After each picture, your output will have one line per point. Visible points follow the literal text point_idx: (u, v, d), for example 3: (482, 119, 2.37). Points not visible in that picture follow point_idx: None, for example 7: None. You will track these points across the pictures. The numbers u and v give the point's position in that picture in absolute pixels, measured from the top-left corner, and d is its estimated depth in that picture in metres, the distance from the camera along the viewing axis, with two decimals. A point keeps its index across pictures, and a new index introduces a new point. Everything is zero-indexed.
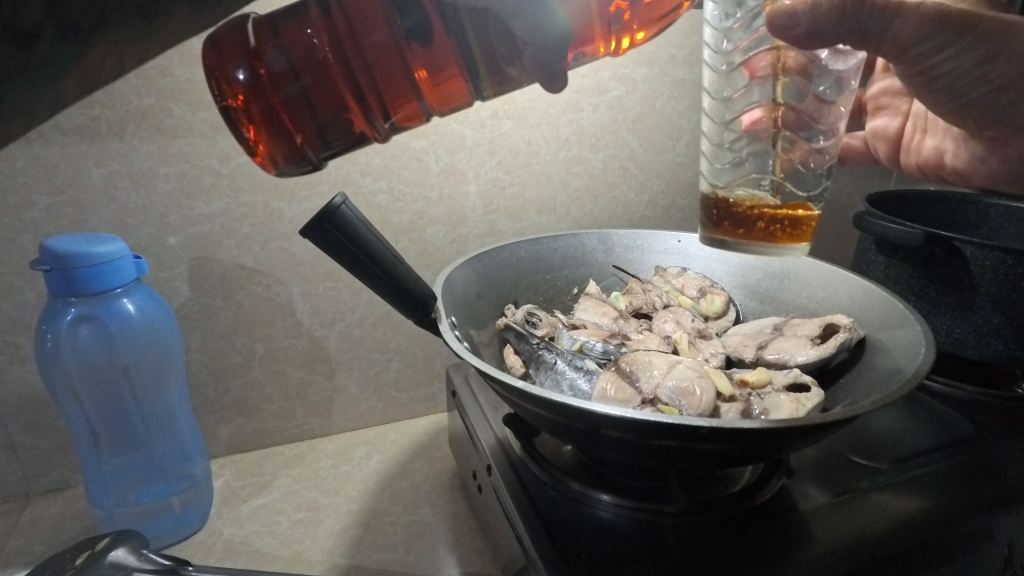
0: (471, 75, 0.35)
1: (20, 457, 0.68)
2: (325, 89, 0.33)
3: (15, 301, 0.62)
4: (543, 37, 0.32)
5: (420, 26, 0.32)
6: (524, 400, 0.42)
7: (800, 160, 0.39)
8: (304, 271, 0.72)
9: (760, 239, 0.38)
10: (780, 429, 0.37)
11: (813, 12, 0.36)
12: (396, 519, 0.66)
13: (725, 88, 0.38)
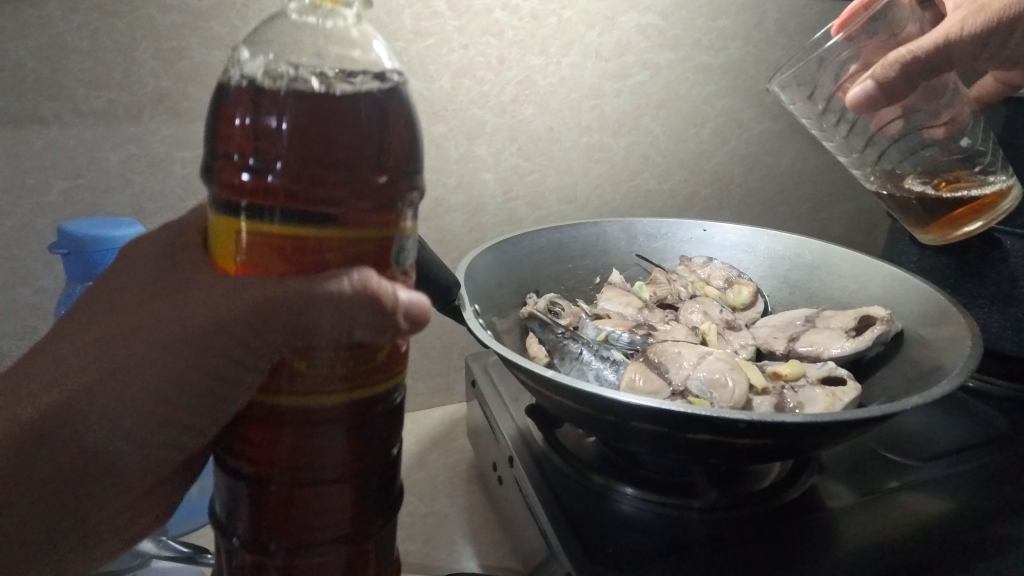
0: (341, 407, 0.31)
1: None
2: (309, 548, 0.33)
3: (34, 286, 0.62)
4: (315, 318, 0.28)
5: (284, 431, 0.31)
6: (551, 390, 0.41)
7: (951, 136, 0.53)
8: None
9: (951, 222, 0.53)
10: (819, 424, 0.36)
11: (882, 81, 0.48)
12: (413, 510, 0.65)
13: (855, 144, 0.56)
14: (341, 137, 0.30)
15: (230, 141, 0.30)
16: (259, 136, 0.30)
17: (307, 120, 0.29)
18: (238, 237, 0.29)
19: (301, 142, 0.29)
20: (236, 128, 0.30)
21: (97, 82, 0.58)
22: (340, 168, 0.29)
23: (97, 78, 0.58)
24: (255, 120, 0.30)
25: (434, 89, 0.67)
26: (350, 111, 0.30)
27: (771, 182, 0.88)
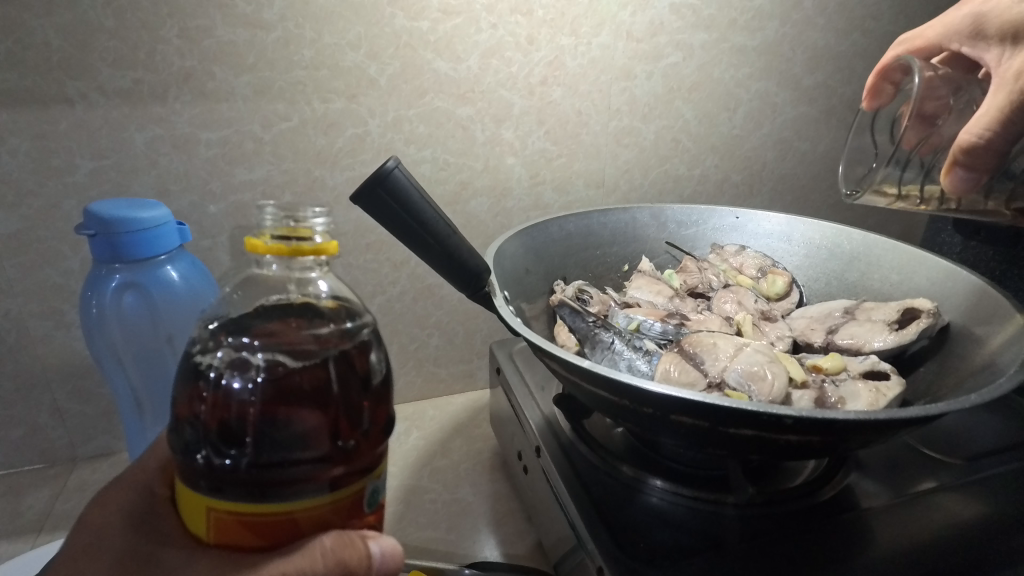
0: None
1: (65, 421, 0.69)
2: None
3: (60, 267, 0.62)
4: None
5: None
6: (586, 381, 0.40)
7: None
8: (346, 242, 0.70)
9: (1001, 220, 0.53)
10: (872, 422, 0.34)
11: (970, 173, 0.46)
12: (436, 497, 0.65)
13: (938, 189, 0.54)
14: (307, 415, 0.32)
15: (201, 432, 0.31)
16: (230, 421, 0.31)
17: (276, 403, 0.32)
18: (207, 515, 0.30)
19: (271, 424, 0.31)
20: (206, 412, 0.32)
21: (122, 62, 0.57)
22: (305, 439, 0.31)
23: (122, 57, 0.57)
24: (228, 402, 0.32)
25: (461, 70, 0.66)
26: (311, 388, 0.33)
27: (805, 168, 0.86)
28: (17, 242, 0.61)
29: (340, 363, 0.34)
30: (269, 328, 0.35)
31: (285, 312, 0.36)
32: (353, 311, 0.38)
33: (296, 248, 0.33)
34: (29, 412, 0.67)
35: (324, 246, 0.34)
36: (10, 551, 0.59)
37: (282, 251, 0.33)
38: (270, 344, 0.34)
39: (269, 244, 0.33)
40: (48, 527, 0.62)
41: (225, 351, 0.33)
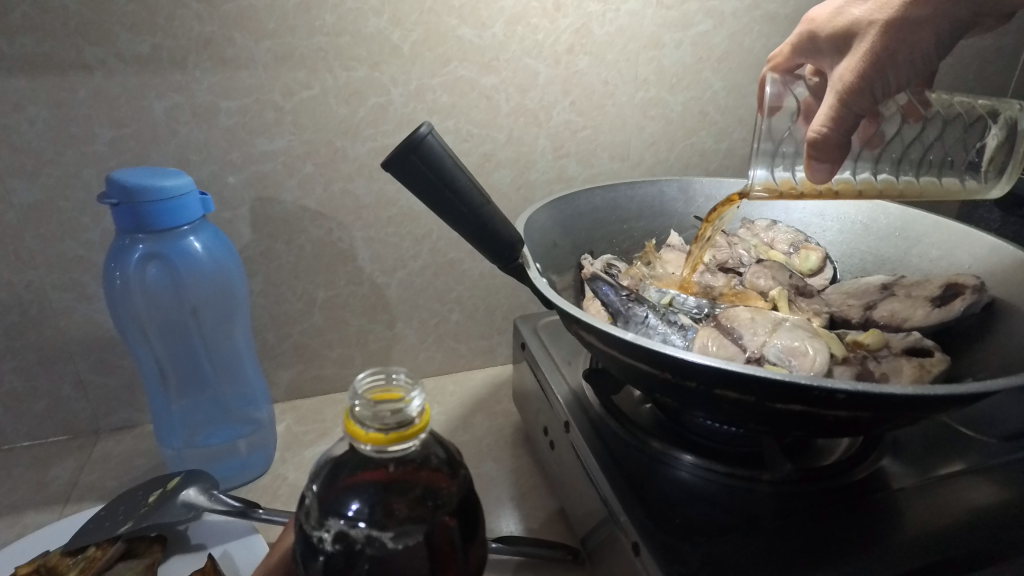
0: None
1: (88, 393, 0.69)
2: None
3: (81, 238, 0.62)
4: None
5: None
6: (626, 354, 0.39)
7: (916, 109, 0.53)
8: (367, 215, 0.69)
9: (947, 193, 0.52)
10: (929, 397, 0.33)
11: (824, 162, 0.46)
12: None
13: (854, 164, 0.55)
14: None
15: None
16: None
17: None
18: None
19: None
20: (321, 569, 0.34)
21: (141, 27, 0.56)
22: None
23: (141, 22, 0.56)
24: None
25: (485, 37, 0.64)
26: (414, 564, 0.34)
27: None
28: (37, 212, 0.60)
29: (440, 531, 0.35)
30: (374, 496, 0.34)
31: (382, 480, 0.35)
32: (450, 469, 0.37)
33: (393, 437, 0.33)
34: (53, 383, 0.67)
35: (417, 426, 0.33)
36: (38, 520, 0.60)
37: (380, 440, 0.33)
38: (374, 507, 0.34)
39: (367, 434, 0.33)
40: (75, 498, 0.62)
41: (337, 521, 0.34)
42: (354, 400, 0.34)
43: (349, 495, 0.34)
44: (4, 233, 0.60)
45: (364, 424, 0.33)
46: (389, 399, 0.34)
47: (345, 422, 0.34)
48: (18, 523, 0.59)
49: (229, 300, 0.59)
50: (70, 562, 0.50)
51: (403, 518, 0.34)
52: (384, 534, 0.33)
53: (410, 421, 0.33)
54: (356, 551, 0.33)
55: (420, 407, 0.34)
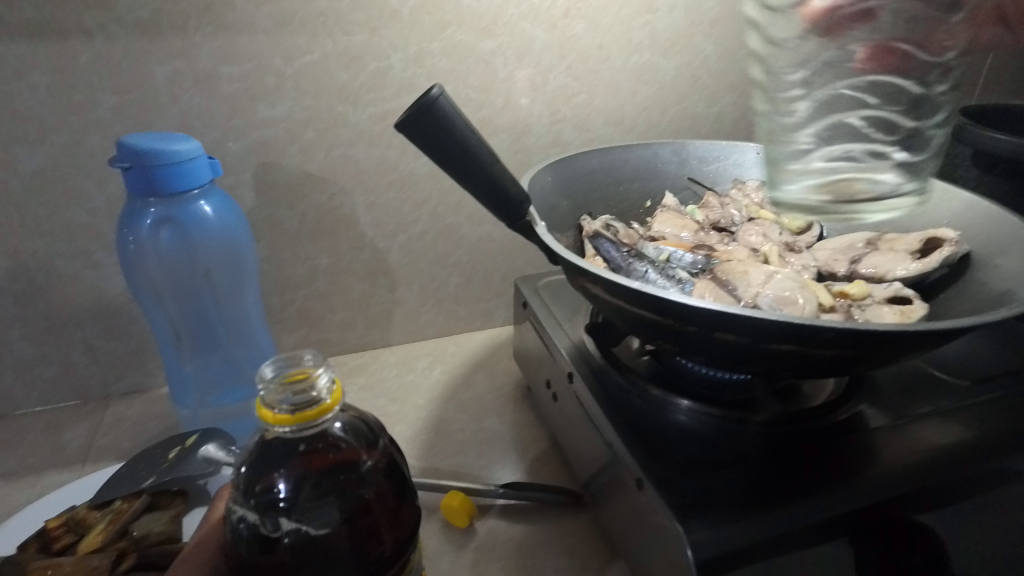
0: None
1: (97, 358, 0.70)
2: None
3: (85, 205, 0.62)
4: None
5: None
6: (630, 304, 0.41)
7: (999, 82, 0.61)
8: (368, 180, 0.70)
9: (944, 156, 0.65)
10: (909, 332, 0.36)
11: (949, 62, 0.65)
12: (465, 427, 0.68)
13: None
14: (338, 552, 0.35)
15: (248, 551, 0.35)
16: (272, 548, 0.35)
17: (319, 554, 0.35)
18: None
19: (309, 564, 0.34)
20: (251, 537, 0.35)
21: None
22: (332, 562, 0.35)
23: None
24: (277, 557, 0.34)
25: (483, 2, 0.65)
26: (336, 537, 0.35)
27: None
28: (41, 180, 0.60)
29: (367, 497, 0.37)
30: (298, 472, 0.36)
31: (303, 457, 0.36)
32: (368, 438, 0.39)
33: (300, 416, 0.34)
34: (62, 349, 0.68)
35: (327, 404, 0.35)
36: (57, 480, 0.61)
37: (288, 421, 0.34)
38: (298, 474, 0.36)
39: (275, 415, 0.34)
40: (92, 458, 0.64)
41: (262, 499, 0.35)
42: (261, 385, 0.35)
43: (273, 474, 0.36)
44: (9, 201, 0.60)
45: (273, 406, 0.34)
46: (297, 379, 0.35)
47: (256, 407, 0.35)
48: (38, 482, 0.61)
49: (238, 264, 0.60)
50: (98, 515, 0.53)
51: (328, 486, 0.36)
52: (311, 503, 0.35)
53: (319, 400, 0.35)
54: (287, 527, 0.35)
55: (328, 384, 0.36)
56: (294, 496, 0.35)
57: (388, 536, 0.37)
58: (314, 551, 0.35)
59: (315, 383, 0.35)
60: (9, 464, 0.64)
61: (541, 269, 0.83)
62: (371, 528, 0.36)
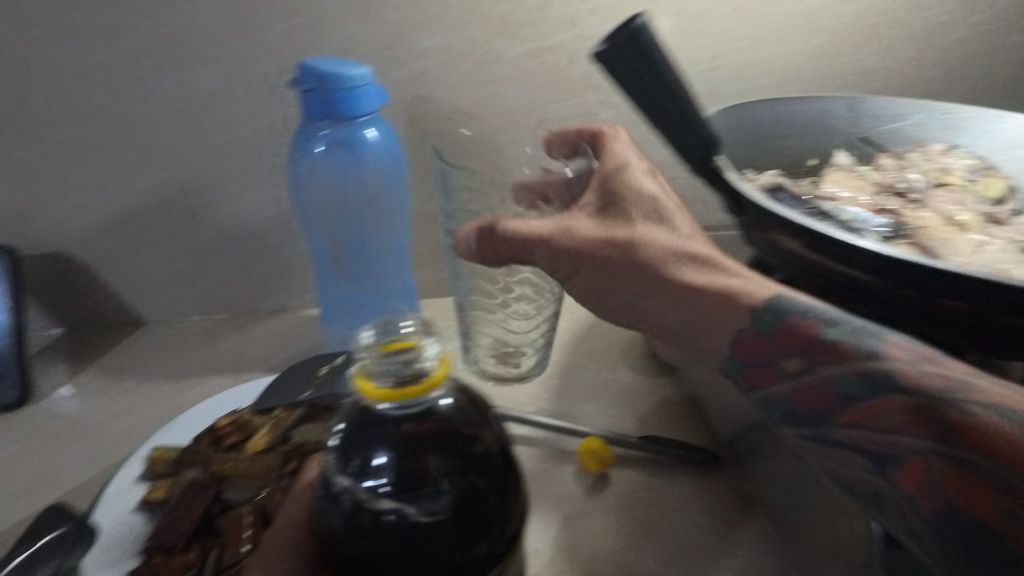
0: None
1: (250, 276, 0.74)
2: None
3: (251, 128, 0.65)
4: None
5: None
6: (814, 250, 0.40)
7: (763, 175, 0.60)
8: (516, 119, 0.69)
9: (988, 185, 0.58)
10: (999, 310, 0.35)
11: None
12: (595, 377, 0.68)
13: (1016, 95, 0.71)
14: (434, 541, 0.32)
15: (339, 529, 0.32)
16: (361, 530, 0.32)
17: (416, 547, 0.31)
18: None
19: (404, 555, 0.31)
20: (343, 514, 0.32)
21: None
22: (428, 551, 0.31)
23: None
24: (368, 543, 0.32)
25: None
26: (431, 525, 0.32)
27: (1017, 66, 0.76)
28: (215, 100, 0.63)
29: (470, 485, 0.33)
30: (395, 450, 0.33)
31: (399, 435, 0.33)
32: (473, 417, 0.36)
33: (405, 390, 0.32)
34: (221, 265, 0.73)
35: (433, 377, 0.32)
36: (218, 384, 0.66)
37: (390, 396, 0.32)
38: (396, 453, 0.33)
39: (377, 388, 0.32)
40: (247, 367, 0.69)
41: (355, 472, 0.33)
42: (364, 356, 0.33)
43: (368, 448, 0.33)
44: (185, 118, 0.64)
45: (375, 378, 0.32)
46: (400, 349, 0.33)
47: (356, 379, 0.33)
48: (202, 384, 0.67)
49: (394, 195, 0.61)
50: (260, 420, 0.56)
51: (427, 469, 0.33)
52: (409, 488, 0.32)
53: (425, 374, 0.32)
54: (380, 511, 0.32)
55: (436, 358, 0.33)
56: (389, 476, 0.32)
57: (495, 530, 0.33)
58: (411, 538, 0.31)
59: (422, 357, 0.33)
60: (176, 365, 0.69)
61: None
62: (473, 519, 0.33)
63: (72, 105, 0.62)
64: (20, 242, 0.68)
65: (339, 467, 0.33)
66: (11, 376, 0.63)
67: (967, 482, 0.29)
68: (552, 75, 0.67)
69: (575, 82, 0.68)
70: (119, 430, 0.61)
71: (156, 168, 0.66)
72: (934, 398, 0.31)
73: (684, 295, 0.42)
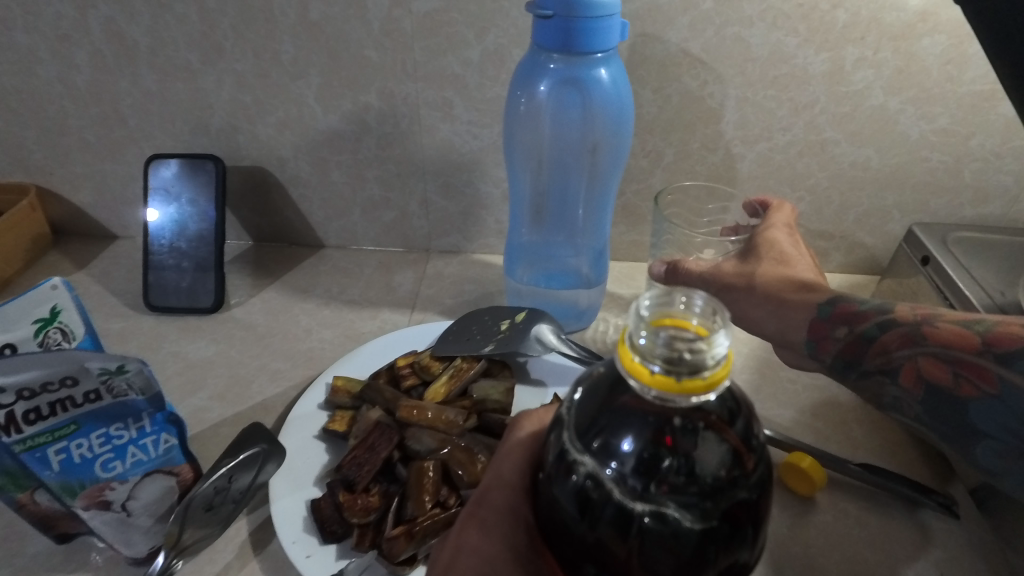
0: None
1: (429, 213, 0.72)
2: None
3: (462, 57, 0.60)
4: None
5: None
6: None
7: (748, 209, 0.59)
8: (752, 71, 0.59)
9: None
10: None
11: None
12: (794, 378, 0.60)
13: None
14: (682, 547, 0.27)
15: (570, 506, 0.29)
16: (599, 516, 0.28)
17: (661, 553, 0.27)
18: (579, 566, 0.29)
19: (644, 553, 0.27)
20: (578, 494, 0.28)
21: None
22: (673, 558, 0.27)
23: None
24: (607, 531, 0.28)
25: None
26: (684, 532, 0.27)
27: None
28: (431, 22, 0.59)
29: (732, 503, 0.27)
30: (654, 440, 0.27)
31: (659, 428, 0.27)
32: (744, 416, 0.28)
33: (686, 386, 0.25)
34: (405, 198, 0.71)
35: (719, 375, 0.26)
36: (392, 319, 0.66)
37: (669, 387, 0.25)
38: (646, 446, 0.27)
39: (651, 374, 0.26)
40: (420, 306, 0.67)
41: (597, 453, 0.28)
42: (637, 327, 0.26)
43: (614, 429, 0.28)
44: (397, 40, 0.60)
45: (650, 362, 0.26)
46: (679, 329, 0.26)
47: (625, 354, 0.26)
48: (378, 316, 0.66)
49: (614, 145, 0.53)
50: (441, 366, 0.54)
51: (686, 475, 0.27)
52: (663, 490, 0.27)
53: (710, 368, 0.25)
54: (627, 506, 0.27)
55: (726, 354, 0.26)
56: (637, 470, 0.27)
57: (749, 541, 0.29)
58: (656, 540, 0.27)
59: (713, 351, 0.25)
60: (354, 291, 0.70)
61: (909, 216, 0.68)
62: (727, 535, 0.27)
63: (290, 17, 0.60)
64: (225, 152, 0.69)
65: (577, 443, 0.29)
66: (211, 283, 0.66)
67: (947, 370, 0.38)
68: (809, 21, 0.56)
69: (834, 32, 0.57)
70: (301, 351, 0.62)
71: (360, 91, 0.64)
72: (918, 326, 0.40)
73: (784, 307, 0.46)
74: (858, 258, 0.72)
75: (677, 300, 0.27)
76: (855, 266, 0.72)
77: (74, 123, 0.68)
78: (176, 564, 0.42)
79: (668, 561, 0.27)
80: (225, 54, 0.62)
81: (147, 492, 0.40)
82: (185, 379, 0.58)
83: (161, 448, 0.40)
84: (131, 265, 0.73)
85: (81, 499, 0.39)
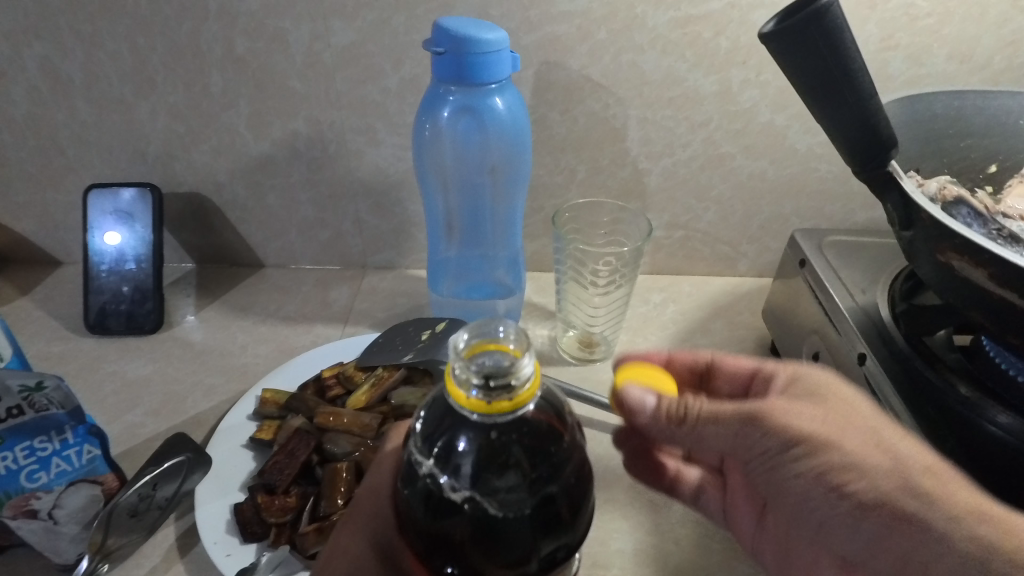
0: None
1: (363, 231, 0.76)
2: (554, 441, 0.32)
3: (381, 85, 0.65)
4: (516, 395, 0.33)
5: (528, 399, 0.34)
6: (961, 259, 0.37)
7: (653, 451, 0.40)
8: (649, 93, 0.64)
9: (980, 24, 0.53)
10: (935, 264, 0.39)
11: None
12: None
13: None
14: (514, 537, 0.29)
15: (418, 504, 0.31)
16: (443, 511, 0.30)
17: (493, 542, 0.30)
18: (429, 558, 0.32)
19: (480, 544, 0.30)
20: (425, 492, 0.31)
21: None
22: (507, 547, 0.30)
23: None
24: (448, 525, 0.30)
25: None
26: (513, 524, 0.29)
27: None
28: (349, 54, 0.63)
29: (554, 495, 0.30)
30: (485, 440, 0.30)
31: (486, 439, 0.29)
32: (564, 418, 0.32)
33: (495, 406, 0.28)
34: (338, 218, 0.75)
35: (526, 393, 0.29)
36: (325, 333, 0.69)
37: (480, 408, 0.29)
38: (481, 448, 0.30)
39: (468, 397, 0.29)
40: (353, 320, 0.71)
41: (438, 456, 0.30)
42: (454, 357, 0.29)
43: (453, 435, 0.30)
44: (320, 71, 0.64)
45: (465, 387, 0.29)
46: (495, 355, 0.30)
47: (446, 381, 0.30)
48: (312, 331, 0.70)
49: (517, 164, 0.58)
50: (364, 375, 0.58)
51: (507, 476, 0.29)
52: (484, 496, 0.29)
53: (516, 390, 0.29)
54: (464, 502, 0.30)
55: (530, 375, 0.29)
56: (470, 471, 0.29)
57: (575, 528, 0.32)
58: (490, 531, 0.29)
59: (517, 375, 0.28)
60: (291, 308, 0.73)
61: (807, 221, 0.74)
62: (548, 525, 0.30)
63: (217, 52, 0.64)
64: (163, 179, 0.72)
65: (424, 448, 0.31)
66: (149, 305, 0.69)
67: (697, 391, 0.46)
68: (696, 48, 0.62)
69: (718, 57, 0.62)
70: (236, 366, 0.65)
71: (288, 119, 0.68)
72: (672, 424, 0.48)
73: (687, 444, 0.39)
74: (766, 262, 0.77)
75: (495, 330, 0.31)
76: (764, 269, 0.78)
77: (15, 156, 0.71)
78: (102, 567, 0.45)
79: (496, 553, 0.30)
80: (157, 88, 0.66)
81: (72, 501, 0.44)
82: (121, 397, 0.61)
83: (84, 459, 0.44)
84: (74, 290, 0.75)
85: (8, 508, 0.42)
